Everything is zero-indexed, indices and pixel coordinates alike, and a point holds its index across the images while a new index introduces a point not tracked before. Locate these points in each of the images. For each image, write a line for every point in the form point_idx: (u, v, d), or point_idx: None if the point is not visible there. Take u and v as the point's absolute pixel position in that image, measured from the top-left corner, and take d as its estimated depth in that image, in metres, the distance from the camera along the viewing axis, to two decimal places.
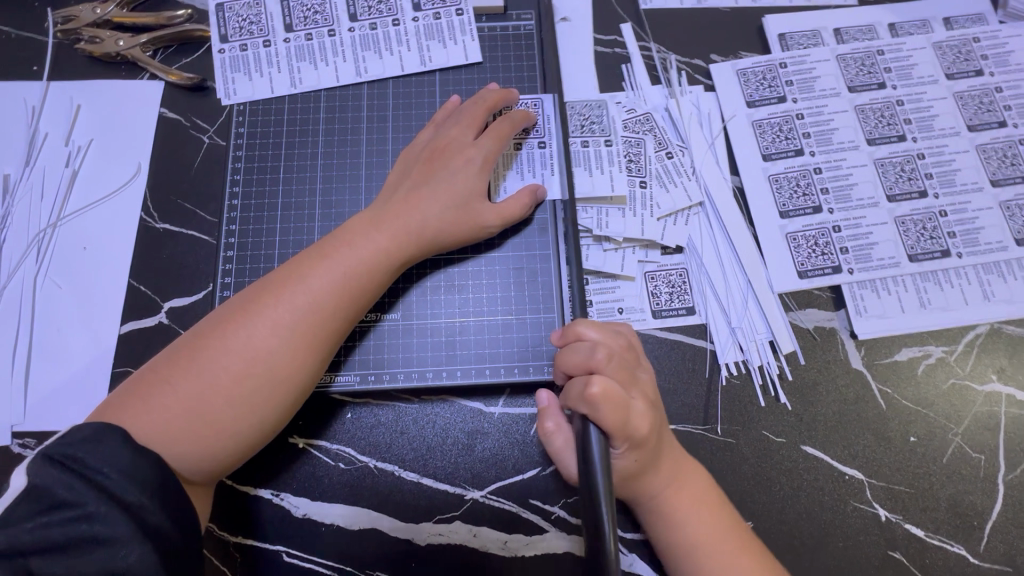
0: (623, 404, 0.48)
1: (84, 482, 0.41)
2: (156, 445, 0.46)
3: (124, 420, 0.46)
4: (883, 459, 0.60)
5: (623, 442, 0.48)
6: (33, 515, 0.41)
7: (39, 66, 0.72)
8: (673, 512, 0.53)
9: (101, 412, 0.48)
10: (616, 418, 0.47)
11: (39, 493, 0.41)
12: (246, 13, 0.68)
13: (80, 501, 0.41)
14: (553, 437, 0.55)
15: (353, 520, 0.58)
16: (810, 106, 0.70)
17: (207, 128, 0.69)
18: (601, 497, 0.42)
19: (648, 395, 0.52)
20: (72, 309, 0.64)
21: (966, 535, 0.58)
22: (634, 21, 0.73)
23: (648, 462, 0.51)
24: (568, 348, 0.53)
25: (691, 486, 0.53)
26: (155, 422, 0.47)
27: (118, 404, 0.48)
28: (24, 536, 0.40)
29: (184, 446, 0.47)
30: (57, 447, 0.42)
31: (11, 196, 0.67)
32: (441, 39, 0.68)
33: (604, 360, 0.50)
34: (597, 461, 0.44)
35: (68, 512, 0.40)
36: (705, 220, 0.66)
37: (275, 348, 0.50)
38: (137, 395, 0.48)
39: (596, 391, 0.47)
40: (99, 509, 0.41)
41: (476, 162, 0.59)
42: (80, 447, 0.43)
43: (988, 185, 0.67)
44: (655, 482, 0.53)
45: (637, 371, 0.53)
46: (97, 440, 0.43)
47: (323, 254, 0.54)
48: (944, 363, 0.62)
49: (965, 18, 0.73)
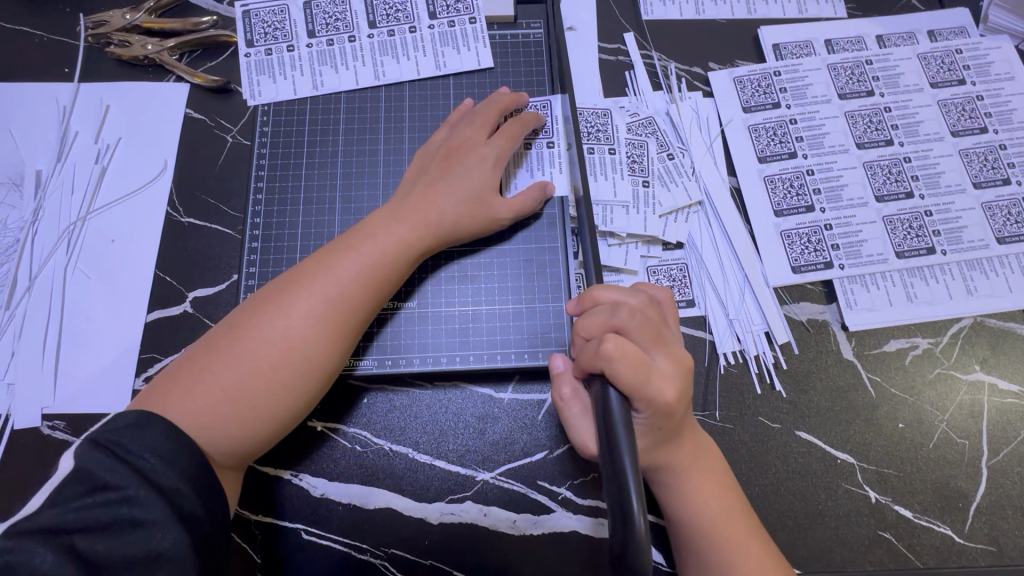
0: (640, 361, 0.50)
1: (124, 465, 0.44)
2: (194, 429, 0.49)
3: (165, 408, 0.49)
4: (872, 444, 0.63)
5: (643, 400, 0.50)
6: (78, 496, 0.43)
7: (69, 68, 0.75)
8: (691, 489, 0.55)
9: (142, 400, 0.51)
10: (633, 373, 0.49)
11: (83, 475, 0.44)
12: (271, 19, 0.72)
13: (119, 484, 0.43)
14: (569, 404, 0.57)
15: (369, 500, 0.61)
16: (803, 111, 0.74)
17: (231, 128, 0.73)
18: (624, 452, 0.42)
19: (674, 357, 0.54)
20: (100, 299, 0.67)
21: (953, 516, 0.61)
22: (636, 31, 0.77)
23: (669, 435, 0.53)
24: (587, 312, 0.56)
25: (709, 465, 0.56)
26: (193, 408, 0.50)
27: (159, 392, 0.51)
28: (69, 516, 0.42)
29: (219, 430, 0.50)
30: (104, 433, 0.45)
31: (43, 191, 0.71)
32: (455, 46, 0.72)
33: (627, 320, 0.53)
34: (620, 429, 0.44)
35: (108, 494, 0.43)
36: (703, 218, 0.70)
37: (304, 337, 0.53)
38: (178, 383, 0.51)
39: (612, 347, 0.50)
40: (137, 493, 0.43)
41: (490, 160, 0.63)
42: (123, 433, 0.46)
43: (970, 187, 0.71)
44: (678, 458, 0.55)
45: (662, 330, 0.55)
46: (139, 427, 0.46)
47: (348, 248, 0.57)
48: (930, 354, 0.66)
49: (949, 32, 0.77)
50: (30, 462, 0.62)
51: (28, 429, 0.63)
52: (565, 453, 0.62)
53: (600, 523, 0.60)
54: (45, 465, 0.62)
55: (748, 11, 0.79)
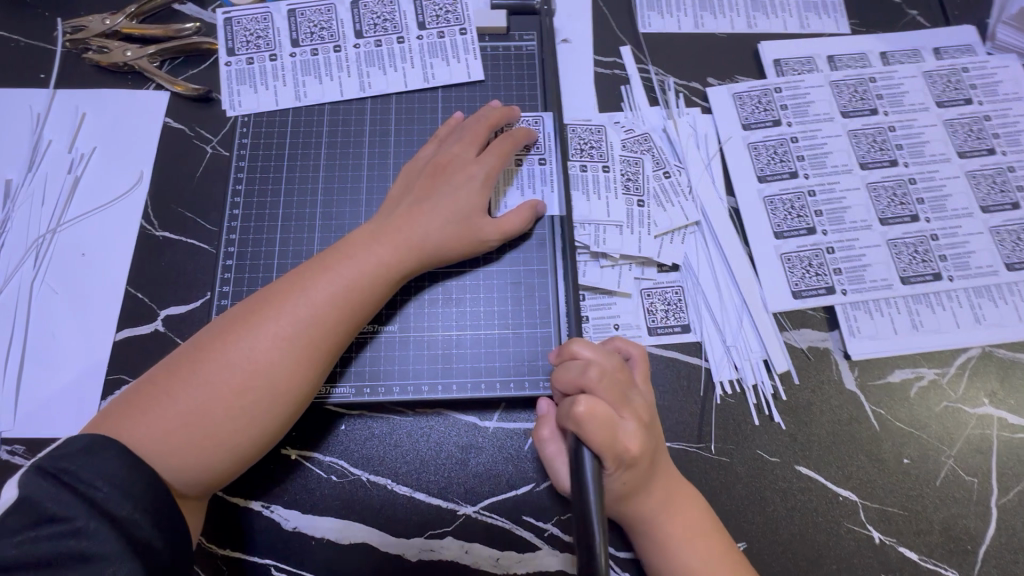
0: (611, 422, 0.49)
1: (73, 495, 0.41)
2: (150, 457, 0.46)
3: (120, 433, 0.46)
4: (876, 481, 0.60)
5: (614, 462, 0.49)
6: (22, 528, 0.40)
7: (45, 74, 0.73)
8: (668, 538, 0.52)
9: (97, 424, 0.47)
10: (602, 436, 0.48)
11: (27, 506, 0.40)
12: (254, 27, 0.70)
13: (67, 515, 0.40)
14: (549, 447, 0.56)
15: (343, 534, 0.58)
16: (804, 129, 0.71)
17: (210, 138, 0.70)
18: (593, 516, 0.42)
19: (641, 415, 0.52)
20: (67, 314, 0.64)
21: (960, 558, 0.58)
22: (632, 44, 0.75)
23: (639, 484, 0.51)
24: (561, 366, 0.54)
25: (686, 511, 0.53)
26: (150, 434, 0.46)
27: (115, 416, 0.47)
28: (10, 552, 0.39)
29: (178, 459, 0.47)
30: (52, 460, 0.42)
31: (12, 201, 0.68)
32: (444, 57, 0.69)
33: (596, 378, 0.52)
34: (588, 470, 0.45)
35: (56, 527, 0.39)
36: (700, 238, 0.67)
37: (274, 361, 0.50)
38: (136, 407, 0.48)
39: (583, 411, 0.48)
40: (87, 524, 0.40)
41: (479, 179, 0.60)
42: (73, 459, 0.42)
43: (978, 210, 0.68)
44: (648, 505, 0.52)
45: (632, 391, 0.53)
46: (93, 453, 0.43)
47: (324, 267, 0.54)
48: (936, 385, 0.63)
49: (954, 49, 0.75)
50: None
51: None
52: (552, 487, 0.59)
53: None
54: None
55: (748, 25, 0.76)
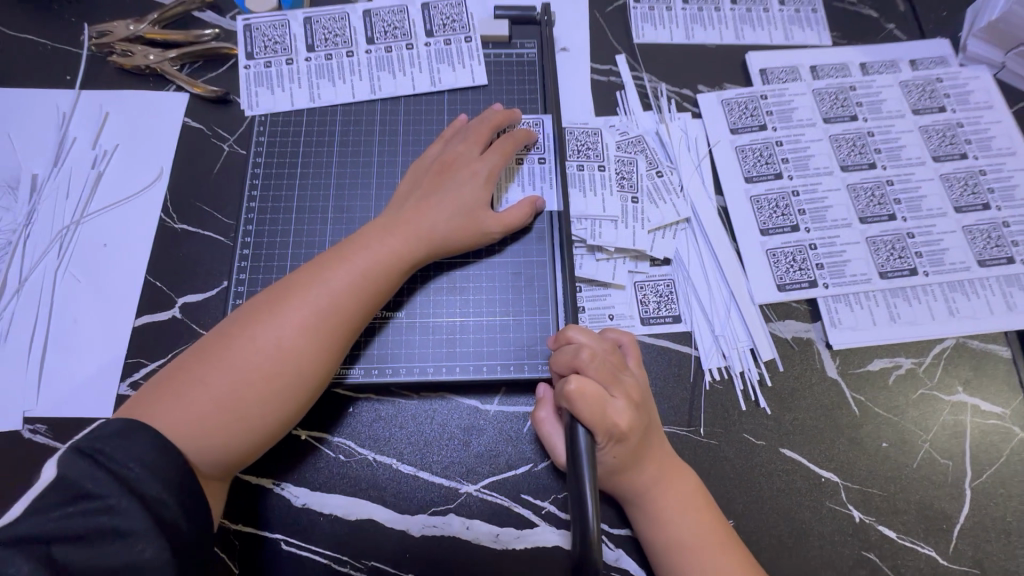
0: (600, 400, 0.52)
1: (106, 474, 0.43)
2: (180, 440, 0.49)
3: (151, 418, 0.49)
4: (856, 463, 0.63)
5: (603, 436, 0.52)
6: (59, 505, 0.42)
7: (72, 76, 0.77)
8: (662, 510, 0.56)
9: (128, 409, 0.50)
10: (592, 412, 0.51)
11: (64, 484, 0.43)
12: (272, 33, 0.74)
13: (100, 493, 0.43)
14: (544, 426, 0.60)
15: (350, 511, 0.60)
16: (788, 134, 0.76)
17: (227, 137, 0.74)
18: (587, 489, 0.44)
19: (630, 394, 0.55)
20: (89, 302, 0.67)
21: (936, 537, 0.61)
22: (627, 53, 0.79)
23: (631, 458, 0.55)
24: (558, 350, 0.58)
25: (677, 486, 0.57)
26: (179, 419, 0.49)
27: (146, 402, 0.50)
28: (49, 526, 0.42)
29: (205, 442, 0.50)
30: (88, 442, 0.44)
31: (38, 194, 0.71)
32: (450, 63, 0.74)
33: (588, 360, 0.55)
34: (583, 449, 0.47)
35: (90, 504, 0.42)
36: (691, 235, 0.71)
37: (294, 347, 0.53)
38: (166, 393, 0.51)
39: (574, 388, 0.52)
40: (119, 502, 0.43)
41: (482, 175, 0.64)
42: (108, 442, 0.45)
43: (951, 210, 0.72)
44: (641, 480, 0.56)
45: (623, 373, 0.56)
46: (125, 436, 0.46)
47: (340, 259, 0.58)
48: (913, 374, 0.66)
49: (929, 61, 0.80)
50: (9, 465, 0.61)
51: (8, 432, 0.62)
52: (550, 467, 0.62)
53: None
54: (23, 470, 0.61)
55: (736, 36, 0.81)
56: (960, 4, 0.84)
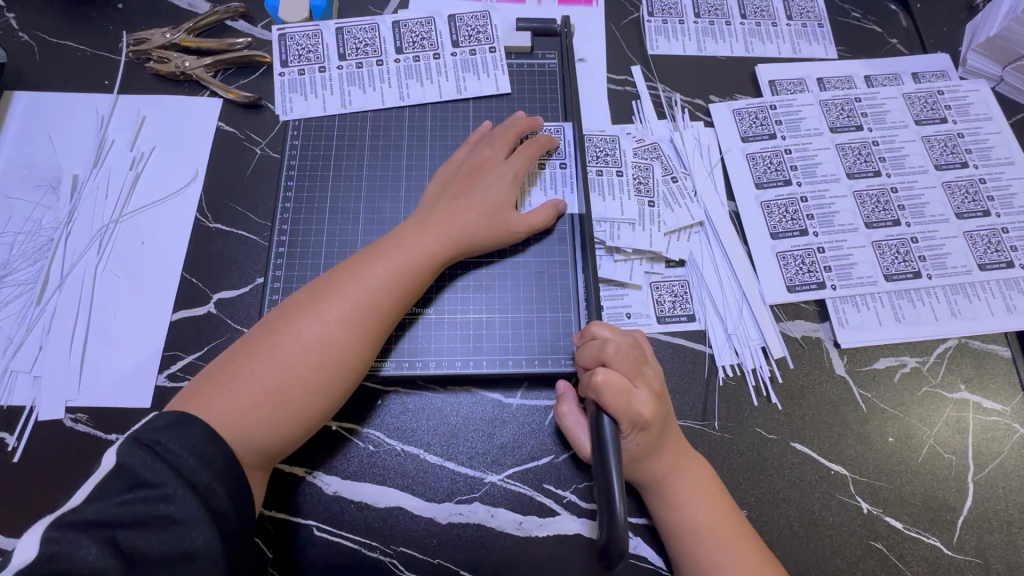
0: (625, 391, 0.55)
1: (162, 464, 0.46)
2: (229, 431, 0.51)
3: (201, 409, 0.52)
4: (864, 456, 0.66)
5: (628, 424, 0.55)
6: (119, 492, 0.45)
7: (110, 81, 0.80)
8: (678, 497, 0.59)
9: (179, 401, 0.53)
10: (618, 402, 0.54)
11: (124, 473, 0.46)
12: (306, 42, 0.78)
13: (159, 482, 0.45)
14: (566, 419, 0.63)
15: (379, 499, 0.63)
16: (797, 142, 0.79)
17: (260, 141, 0.77)
18: (613, 483, 0.47)
19: (653, 386, 0.59)
20: (128, 296, 0.70)
21: (941, 527, 0.63)
22: (643, 64, 0.83)
23: (652, 446, 0.58)
24: (584, 345, 0.62)
25: (693, 473, 0.60)
26: (229, 412, 0.52)
27: (196, 394, 0.53)
28: (110, 511, 0.44)
29: (252, 433, 0.52)
30: (146, 433, 0.47)
31: (79, 193, 0.74)
32: (475, 72, 0.77)
33: (614, 353, 0.58)
34: (610, 444, 0.50)
35: (149, 491, 0.45)
36: (704, 238, 0.74)
37: (336, 342, 0.56)
38: (216, 385, 0.53)
39: (601, 379, 0.55)
40: (175, 492, 0.45)
41: (508, 178, 0.68)
42: (163, 433, 0.48)
43: (953, 217, 0.76)
44: (660, 467, 0.59)
45: (644, 366, 0.60)
46: (178, 427, 0.48)
47: (376, 257, 0.61)
48: (918, 372, 0.69)
49: (930, 74, 0.83)
50: (50, 453, 0.63)
51: (52, 421, 0.65)
52: (570, 458, 0.64)
53: None
54: (65, 458, 0.63)
55: (746, 49, 0.85)
56: (959, 20, 0.87)
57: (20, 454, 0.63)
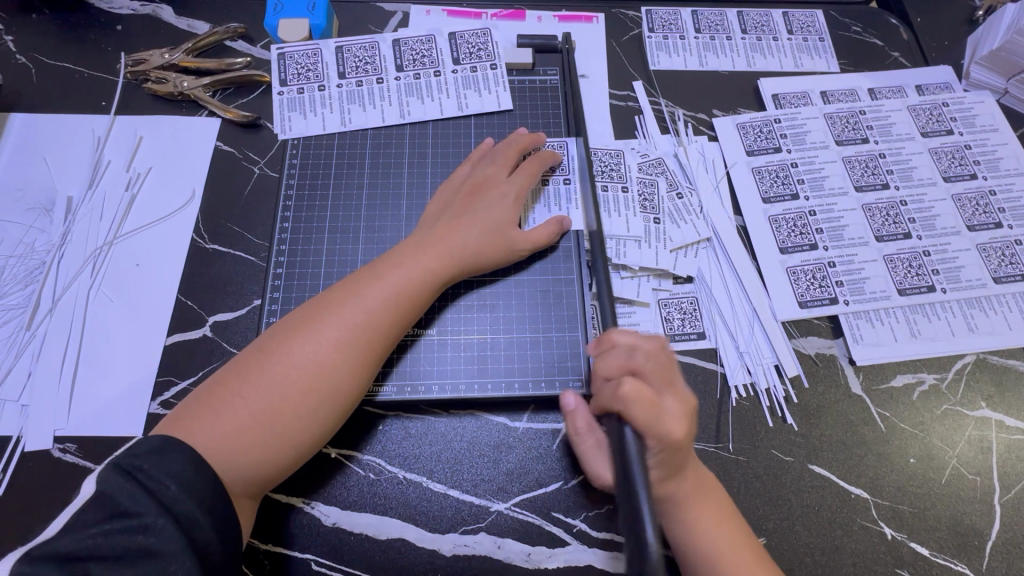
0: (653, 402, 0.52)
1: (144, 492, 0.44)
2: (216, 458, 0.49)
3: (188, 435, 0.49)
4: (885, 479, 0.63)
5: (655, 439, 0.51)
6: (97, 523, 0.43)
7: (107, 102, 0.79)
8: (696, 522, 0.56)
9: (167, 426, 0.51)
10: (647, 412, 0.51)
11: (103, 502, 0.43)
12: (305, 61, 0.78)
13: (139, 511, 0.43)
14: (583, 439, 0.60)
15: (380, 530, 0.60)
16: (803, 156, 0.78)
17: (258, 160, 0.76)
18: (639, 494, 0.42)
19: (683, 399, 0.56)
20: (121, 319, 0.68)
21: (970, 554, 0.61)
22: (644, 80, 0.82)
23: (674, 470, 0.55)
24: (604, 354, 0.58)
25: (711, 498, 0.57)
26: (217, 437, 0.50)
27: (184, 418, 0.51)
28: (86, 543, 0.42)
29: (240, 460, 0.50)
30: (127, 459, 0.45)
31: (73, 215, 0.73)
32: (476, 89, 0.76)
33: (644, 361, 0.56)
34: (634, 459, 0.45)
35: (128, 522, 0.42)
36: (712, 254, 0.73)
37: (331, 364, 0.54)
38: (205, 409, 0.51)
39: (629, 389, 0.52)
40: (155, 521, 0.43)
41: (510, 197, 0.67)
42: (145, 459, 0.46)
43: (965, 229, 0.74)
44: (680, 491, 0.56)
45: (675, 375, 0.57)
46: (162, 453, 0.46)
47: (374, 276, 0.59)
48: (937, 390, 0.67)
49: (934, 87, 0.83)
50: (35, 484, 0.61)
51: (37, 452, 0.62)
52: (580, 484, 0.62)
53: (615, 557, 0.59)
54: (52, 490, 0.61)
55: (747, 64, 0.85)
56: (960, 33, 0.87)
57: (3, 487, 0.60)
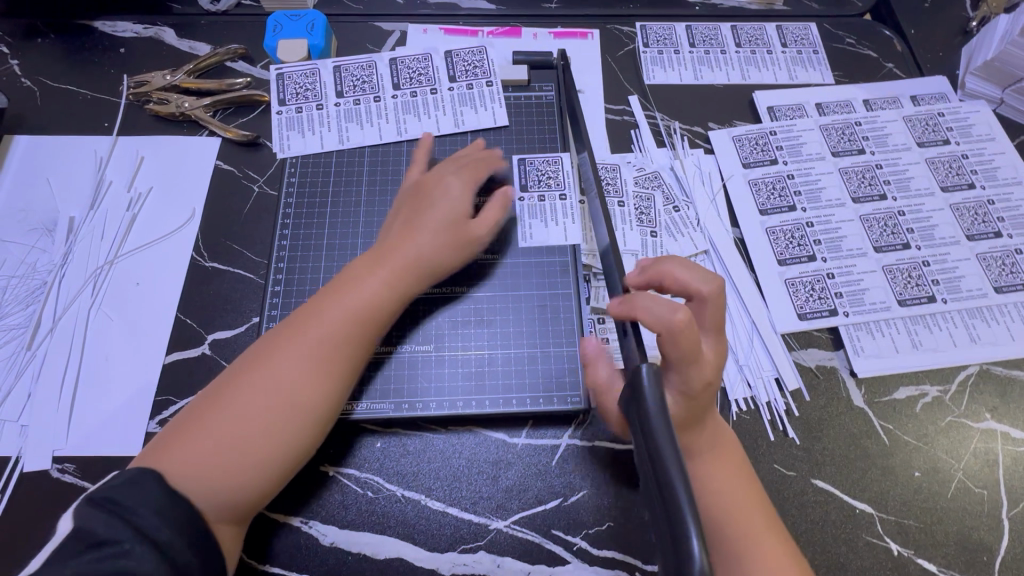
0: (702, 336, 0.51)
1: (127, 518, 0.44)
2: (190, 486, 0.48)
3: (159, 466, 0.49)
4: (890, 493, 0.62)
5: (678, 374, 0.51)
6: (80, 551, 0.42)
7: (109, 123, 0.81)
8: (710, 477, 0.55)
9: (140, 460, 0.51)
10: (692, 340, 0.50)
11: (87, 527, 0.43)
12: (304, 81, 0.79)
13: (118, 538, 0.42)
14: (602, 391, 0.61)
15: (378, 549, 0.59)
16: (799, 167, 0.78)
17: (258, 178, 0.77)
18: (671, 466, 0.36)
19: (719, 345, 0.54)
20: (120, 337, 0.69)
21: (978, 570, 0.59)
22: (640, 94, 0.83)
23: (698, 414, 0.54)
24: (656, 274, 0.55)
25: (725, 450, 0.57)
26: (188, 465, 0.49)
27: (156, 450, 0.51)
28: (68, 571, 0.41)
29: (216, 484, 0.50)
30: (100, 492, 0.45)
31: (75, 235, 0.74)
32: (472, 106, 0.77)
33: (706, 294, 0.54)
34: (659, 425, 0.39)
35: (110, 549, 0.42)
36: (710, 266, 0.73)
37: (301, 380, 0.54)
38: (176, 438, 0.51)
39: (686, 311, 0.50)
40: (136, 548, 0.42)
41: (454, 189, 0.66)
42: (119, 490, 0.45)
43: (964, 239, 0.74)
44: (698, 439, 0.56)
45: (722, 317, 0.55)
46: (135, 484, 0.46)
47: (338, 290, 0.59)
48: (940, 401, 0.66)
49: (930, 97, 0.83)
50: (32, 506, 0.60)
51: (36, 473, 0.62)
52: (580, 500, 0.61)
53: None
54: (48, 512, 0.60)
55: (742, 77, 0.85)
56: (955, 44, 0.88)
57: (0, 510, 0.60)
